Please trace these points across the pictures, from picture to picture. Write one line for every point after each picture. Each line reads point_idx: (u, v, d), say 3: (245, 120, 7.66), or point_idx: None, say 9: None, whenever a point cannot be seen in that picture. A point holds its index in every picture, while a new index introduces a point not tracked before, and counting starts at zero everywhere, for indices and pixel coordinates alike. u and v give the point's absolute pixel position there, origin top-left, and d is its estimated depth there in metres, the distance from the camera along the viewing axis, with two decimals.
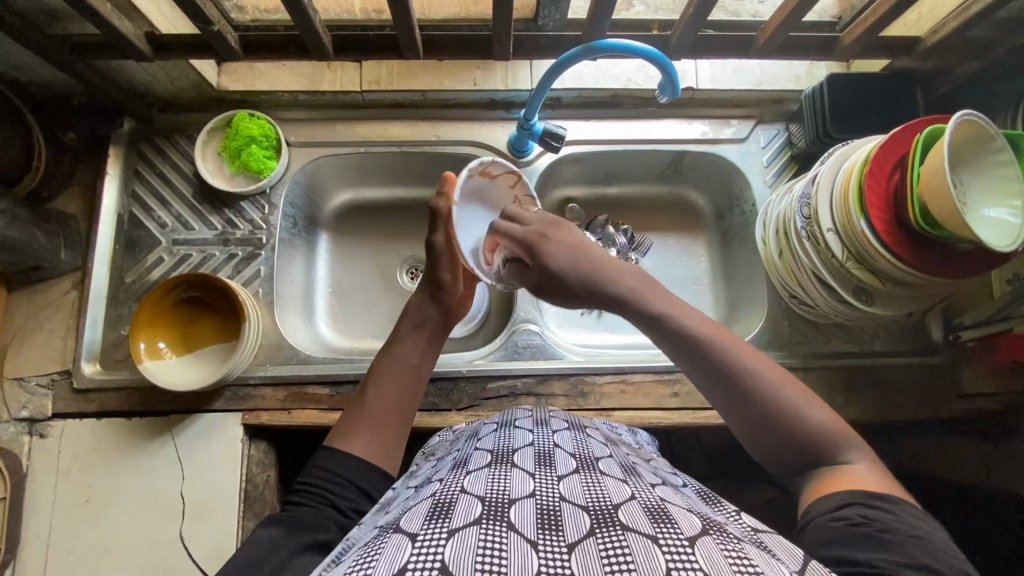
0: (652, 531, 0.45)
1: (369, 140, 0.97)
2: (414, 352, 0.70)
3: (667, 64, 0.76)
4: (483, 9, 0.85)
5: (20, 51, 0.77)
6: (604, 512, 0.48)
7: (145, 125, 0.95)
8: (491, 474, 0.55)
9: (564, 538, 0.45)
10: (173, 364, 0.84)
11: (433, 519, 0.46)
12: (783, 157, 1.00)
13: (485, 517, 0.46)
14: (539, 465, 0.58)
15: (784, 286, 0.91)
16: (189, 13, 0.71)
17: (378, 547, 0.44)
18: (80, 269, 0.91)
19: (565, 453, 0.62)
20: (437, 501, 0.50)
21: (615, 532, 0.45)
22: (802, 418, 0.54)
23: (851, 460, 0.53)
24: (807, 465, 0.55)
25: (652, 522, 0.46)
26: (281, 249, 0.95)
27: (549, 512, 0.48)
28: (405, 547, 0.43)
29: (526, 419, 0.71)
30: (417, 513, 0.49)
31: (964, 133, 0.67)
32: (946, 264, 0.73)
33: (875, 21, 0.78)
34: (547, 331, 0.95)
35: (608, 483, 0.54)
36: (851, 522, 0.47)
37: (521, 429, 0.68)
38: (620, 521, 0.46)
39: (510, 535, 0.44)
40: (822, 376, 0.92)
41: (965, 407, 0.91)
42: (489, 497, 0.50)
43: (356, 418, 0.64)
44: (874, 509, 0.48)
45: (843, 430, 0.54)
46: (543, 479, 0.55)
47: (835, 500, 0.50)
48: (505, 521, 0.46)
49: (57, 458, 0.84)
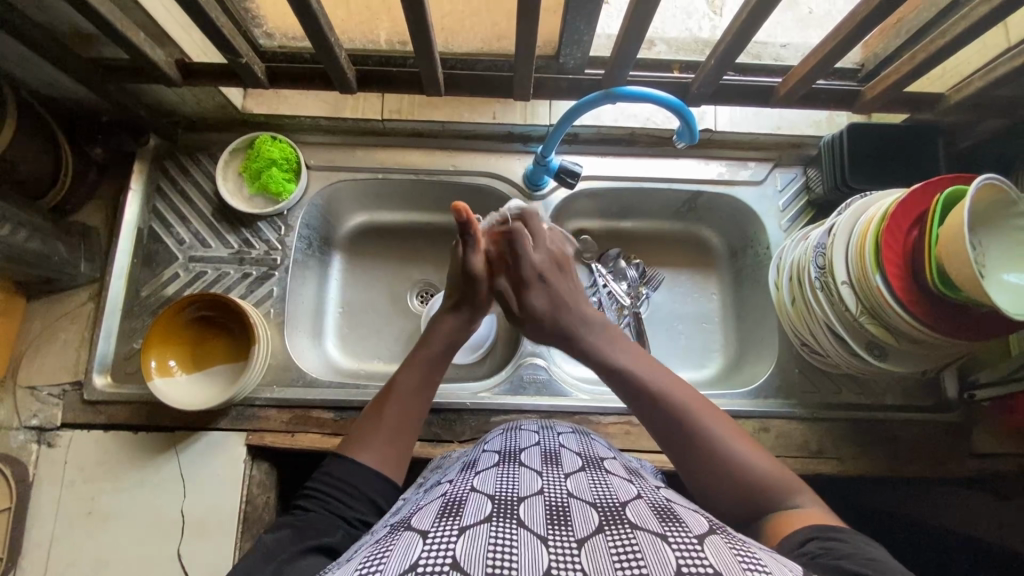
0: (661, 529, 0.45)
1: (387, 167, 0.99)
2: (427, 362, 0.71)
3: (686, 112, 0.77)
4: (507, 44, 0.85)
5: (52, 72, 0.80)
6: (612, 509, 0.48)
7: (170, 143, 0.98)
8: (500, 472, 0.56)
9: (574, 534, 0.45)
10: (182, 381, 0.85)
11: (444, 516, 0.47)
12: (800, 201, 1.00)
13: (495, 515, 0.47)
14: (546, 463, 0.58)
15: (796, 333, 0.90)
16: (220, 47, 0.73)
17: (389, 544, 0.45)
18: (98, 281, 0.93)
19: (571, 452, 0.62)
20: (447, 500, 0.51)
21: (625, 530, 0.45)
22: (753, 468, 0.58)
23: (800, 504, 0.56)
24: (758, 512, 0.57)
25: (660, 521, 0.46)
26: (294, 270, 0.97)
27: (558, 509, 0.48)
28: (416, 544, 0.43)
29: (532, 422, 0.71)
30: (428, 511, 0.49)
31: (986, 194, 0.67)
32: (963, 322, 0.72)
33: (898, 79, 0.78)
34: (553, 365, 0.94)
35: (614, 482, 0.55)
36: (813, 554, 0.48)
37: (527, 430, 0.68)
38: (629, 520, 0.46)
39: (521, 531, 0.45)
40: (832, 427, 0.91)
41: (979, 466, 0.89)
42: (498, 495, 0.50)
43: (369, 432, 0.65)
44: (834, 540, 0.49)
45: (788, 478, 0.58)
46: (550, 476, 0.55)
47: (800, 535, 0.51)
48: (515, 518, 0.46)
49: (64, 468, 0.85)
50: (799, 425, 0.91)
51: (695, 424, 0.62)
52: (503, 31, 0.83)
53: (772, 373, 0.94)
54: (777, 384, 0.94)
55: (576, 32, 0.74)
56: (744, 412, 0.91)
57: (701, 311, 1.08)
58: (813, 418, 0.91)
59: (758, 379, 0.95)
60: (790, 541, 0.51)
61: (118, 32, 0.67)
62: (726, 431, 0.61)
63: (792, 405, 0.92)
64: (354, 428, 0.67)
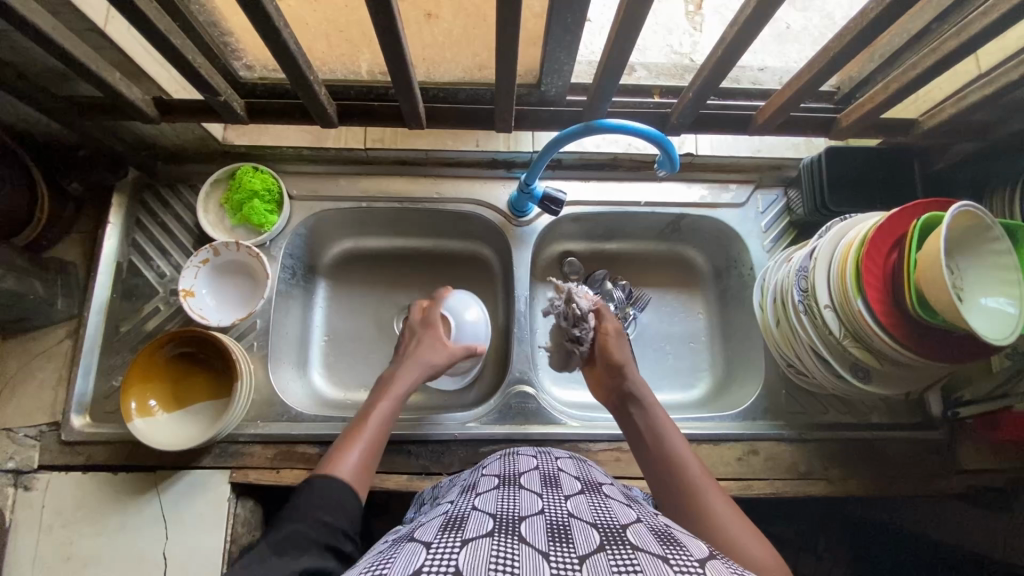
0: (662, 551, 0.45)
1: (371, 196, 0.98)
2: (408, 379, 0.84)
3: (667, 142, 0.77)
4: (488, 74, 0.85)
5: (25, 109, 0.78)
6: (613, 530, 0.48)
7: (150, 175, 0.96)
8: (500, 493, 0.55)
9: (575, 551, 0.44)
10: (164, 422, 0.83)
11: (447, 529, 0.48)
12: (782, 222, 1.01)
13: (498, 530, 0.46)
14: (546, 487, 0.57)
15: (781, 355, 0.90)
16: (198, 86, 0.72)
17: (392, 553, 0.45)
18: (76, 317, 0.91)
19: (569, 476, 0.61)
20: (450, 516, 0.51)
21: (626, 550, 0.44)
22: (742, 546, 0.57)
23: None
24: None
25: (660, 543, 0.46)
26: (278, 301, 0.95)
27: (559, 528, 0.48)
28: (420, 552, 0.44)
29: (530, 447, 0.71)
30: (431, 525, 0.50)
31: (963, 221, 0.68)
32: (947, 349, 0.72)
33: (871, 108, 0.79)
34: (542, 392, 0.94)
35: (613, 506, 0.55)
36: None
37: (523, 456, 0.68)
38: (629, 541, 0.46)
39: (523, 545, 0.44)
40: (820, 448, 0.91)
41: (965, 483, 0.90)
42: (500, 512, 0.50)
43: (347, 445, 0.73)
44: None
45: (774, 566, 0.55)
46: (549, 499, 0.54)
47: None
48: (517, 534, 0.46)
49: (41, 512, 0.82)
50: (788, 447, 0.91)
51: (695, 484, 0.65)
52: (484, 62, 0.83)
53: (760, 395, 0.95)
54: (765, 407, 0.94)
55: (556, 62, 0.75)
56: (733, 436, 0.91)
57: (688, 332, 1.08)
58: (800, 439, 0.91)
59: (745, 401, 0.95)
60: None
61: (93, 74, 0.67)
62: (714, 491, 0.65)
63: (780, 427, 0.92)
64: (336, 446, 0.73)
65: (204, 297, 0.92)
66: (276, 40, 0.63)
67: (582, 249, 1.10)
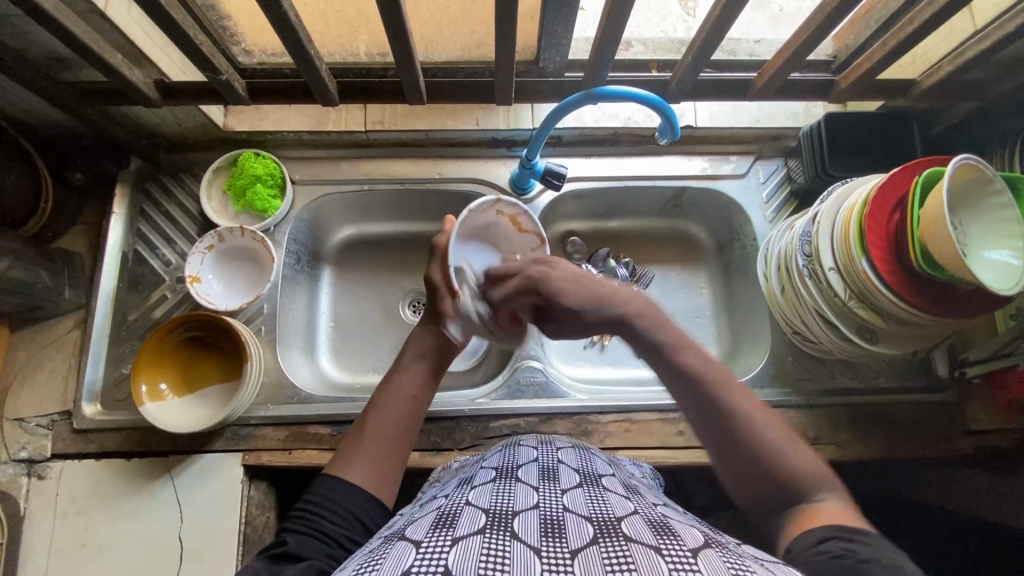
0: (655, 542, 0.45)
1: (373, 178, 0.99)
2: (413, 383, 0.69)
3: (667, 109, 0.78)
4: (487, 51, 0.86)
5: (27, 96, 0.78)
6: (607, 523, 0.48)
7: (153, 165, 0.97)
8: (495, 487, 0.56)
9: (568, 545, 0.45)
10: (173, 405, 0.84)
11: (438, 527, 0.47)
12: (783, 192, 1.01)
13: (488, 527, 0.46)
14: (544, 479, 0.57)
15: (787, 321, 0.91)
16: (201, 66, 0.72)
17: (382, 553, 0.45)
18: (83, 307, 0.92)
19: (570, 468, 0.61)
20: (442, 513, 0.51)
21: (619, 542, 0.45)
22: (791, 464, 0.55)
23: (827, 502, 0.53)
24: (784, 504, 0.54)
25: (654, 534, 0.47)
26: (284, 286, 0.95)
27: (553, 522, 0.48)
28: (409, 553, 0.44)
29: (530, 438, 0.71)
30: (423, 523, 0.50)
31: (963, 177, 0.68)
32: (951, 305, 0.73)
33: (869, 67, 0.79)
34: (549, 367, 0.94)
35: (610, 497, 0.54)
36: (834, 554, 0.45)
37: (525, 447, 0.68)
38: (623, 533, 0.46)
39: (514, 543, 0.45)
40: (828, 413, 0.91)
41: (973, 443, 0.90)
42: (493, 509, 0.50)
43: (356, 446, 0.64)
44: (853, 541, 0.47)
45: (819, 471, 0.55)
46: (546, 492, 0.54)
47: (817, 534, 0.49)
48: (509, 530, 0.47)
49: (56, 499, 0.83)
50: (796, 413, 0.91)
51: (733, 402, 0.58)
52: (481, 39, 0.84)
53: (766, 363, 0.95)
54: (772, 375, 0.95)
55: (553, 35, 0.75)
56: None
57: (693, 306, 1.09)
58: (808, 406, 0.92)
59: (752, 370, 0.96)
60: (807, 539, 0.49)
61: (94, 54, 0.67)
62: (765, 417, 0.58)
63: (787, 394, 0.93)
64: (344, 441, 0.66)
65: (211, 284, 0.92)
66: (277, 13, 0.63)
67: (584, 228, 1.10)
